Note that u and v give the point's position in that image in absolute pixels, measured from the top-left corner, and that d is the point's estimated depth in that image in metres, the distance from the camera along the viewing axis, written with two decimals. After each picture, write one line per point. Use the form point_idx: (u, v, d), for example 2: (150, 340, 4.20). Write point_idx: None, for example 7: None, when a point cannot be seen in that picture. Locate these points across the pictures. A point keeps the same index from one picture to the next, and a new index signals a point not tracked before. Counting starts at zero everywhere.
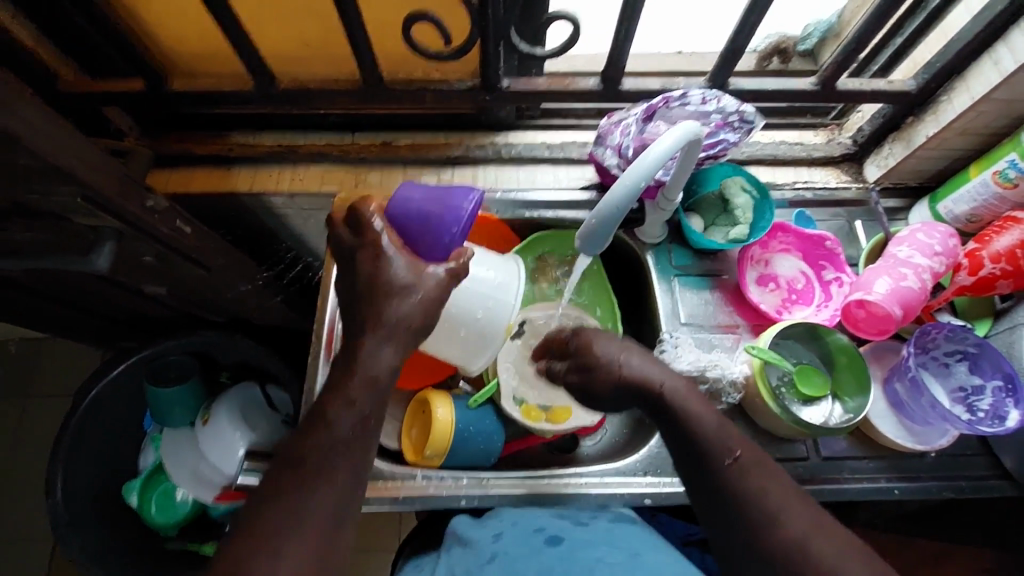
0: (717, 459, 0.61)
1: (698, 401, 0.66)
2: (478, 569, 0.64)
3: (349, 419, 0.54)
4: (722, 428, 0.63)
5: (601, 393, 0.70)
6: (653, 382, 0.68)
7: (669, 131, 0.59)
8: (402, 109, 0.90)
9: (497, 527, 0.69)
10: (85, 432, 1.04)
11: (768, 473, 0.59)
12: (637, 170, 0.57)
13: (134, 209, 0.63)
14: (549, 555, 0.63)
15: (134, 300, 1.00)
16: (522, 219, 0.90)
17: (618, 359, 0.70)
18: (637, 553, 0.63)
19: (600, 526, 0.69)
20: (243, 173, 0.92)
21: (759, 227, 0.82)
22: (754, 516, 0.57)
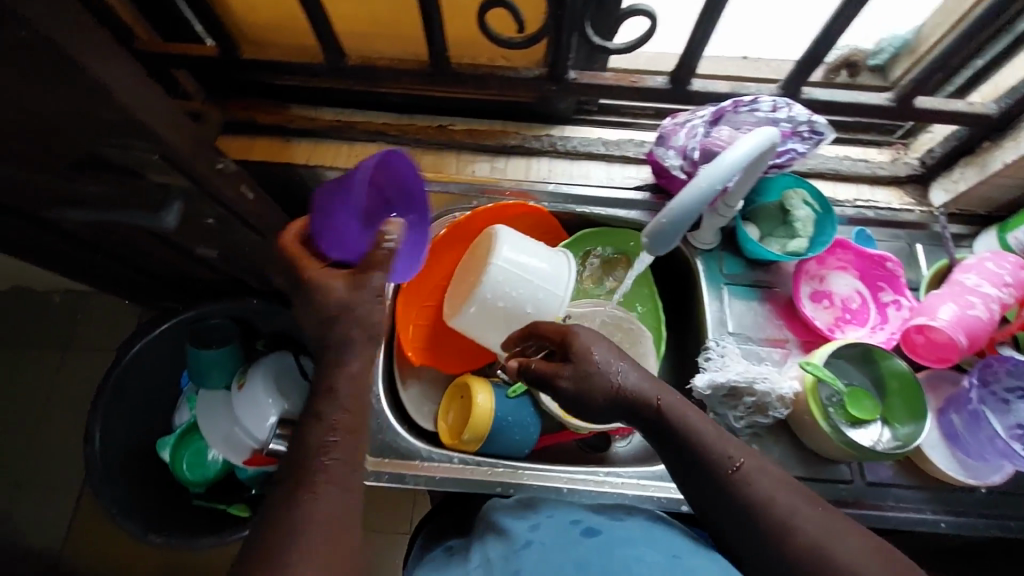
0: (721, 465, 0.58)
1: (692, 413, 0.62)
2: (514, 554, 0.60)
3: (334, 417, 0.53)
4: (720, 435, 0.60)
5: (593, 405, 0.64)
6: (648, 401, 0.63)
7: (745, 137, 0.59)
8: (463, 93, 0.90)
9: (532, 519, 0.66)
10: (126, 385, 1.07)
11: (772, 477, 0.57)
12: (712, 173, 0.57)
13: (204, 171, 0.64)
14: (584, 545, 0.59)
15: (184, 262, 1.03)
16: (573, 213, 0.90)
17: (614, 372, 0.64)
18: (677, 556, 0.58)
19: (635, 526, 0.65)
20: (302, 146, 0.93)
21: (819, 241, 0.80)
22: (769, 523, 0.54)
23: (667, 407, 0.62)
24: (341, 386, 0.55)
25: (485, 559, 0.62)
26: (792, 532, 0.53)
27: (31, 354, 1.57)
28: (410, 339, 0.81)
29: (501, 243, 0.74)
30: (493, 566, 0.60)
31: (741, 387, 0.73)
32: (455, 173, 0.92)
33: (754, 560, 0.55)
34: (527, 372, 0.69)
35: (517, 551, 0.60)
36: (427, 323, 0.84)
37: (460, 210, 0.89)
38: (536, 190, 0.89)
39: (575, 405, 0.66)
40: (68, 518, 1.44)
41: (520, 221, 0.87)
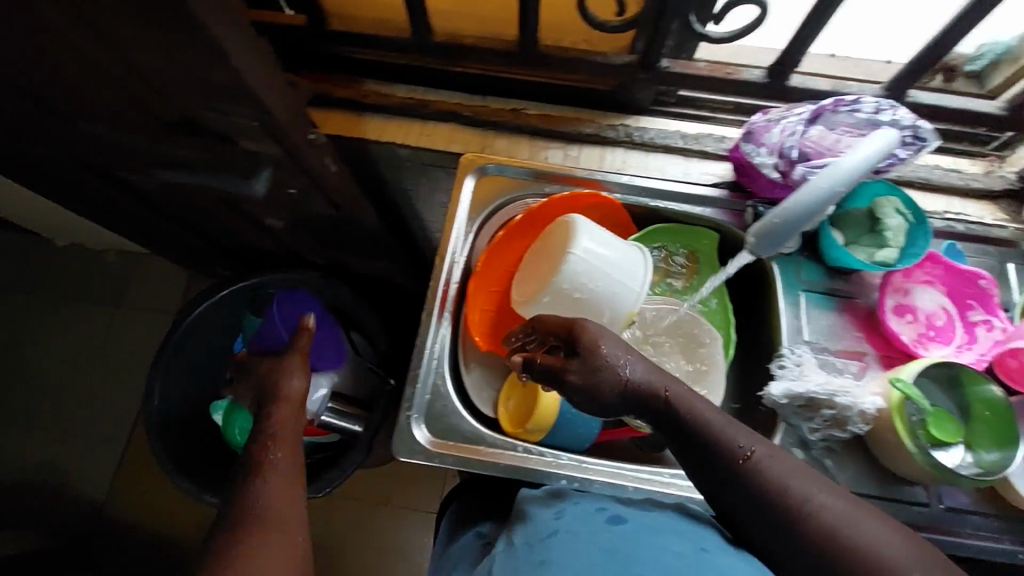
0: (732, 451, 0.57)
1: (701, 402, 0.61)
2: (539, 543, 0.59)
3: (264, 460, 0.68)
4: (731, 424, 0.59)
5: (603, 401, 0.62)
6: (656, 395, 0.61)
7: (872, 137, 0.65)
8: (541, 77, 0.88)
9: (558, 506, 0.66)
10: (184, 347, 1.10)
11: (783, 460, 0.56)
12: (839, 174, 0.65)
13: (297, 141, 0.64)
14: (610, 534, 0.58)
15: (247, 231, 1.04)
16: (646, 207, 0.88)
17: (622, 369, 0.62)
18: (706, 549, 0.56)
19: (664, 518, 0.63)
20: (375, 122, 0.91)
21: (909, 253, 0.77)
22: (790, 514, 0.52)
23: (675, 398, 0.61)
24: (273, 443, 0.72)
25: (516, 543, 0.61)
26: (812, 520, 0.51)
27: (84, 310, 1.62)
28: (476, 324, 0.81)
29: (578, 234, 0.72)
30: (521, 553, 0.59)
31: (820, 399, 0.72)
32: (527, 159, 0.91)
33: (781, 550, 0.53)
34: (533, 365, 0.68)
35: (544, 540, 0.59)
36: (492, 309, 0.83)
37: (532, 196, 0.88)
38: (609, 180, 0.87)
39: (586, 402, 0.63)
40: (112, 471, 1.48)
41: (593, 210, 0.86)
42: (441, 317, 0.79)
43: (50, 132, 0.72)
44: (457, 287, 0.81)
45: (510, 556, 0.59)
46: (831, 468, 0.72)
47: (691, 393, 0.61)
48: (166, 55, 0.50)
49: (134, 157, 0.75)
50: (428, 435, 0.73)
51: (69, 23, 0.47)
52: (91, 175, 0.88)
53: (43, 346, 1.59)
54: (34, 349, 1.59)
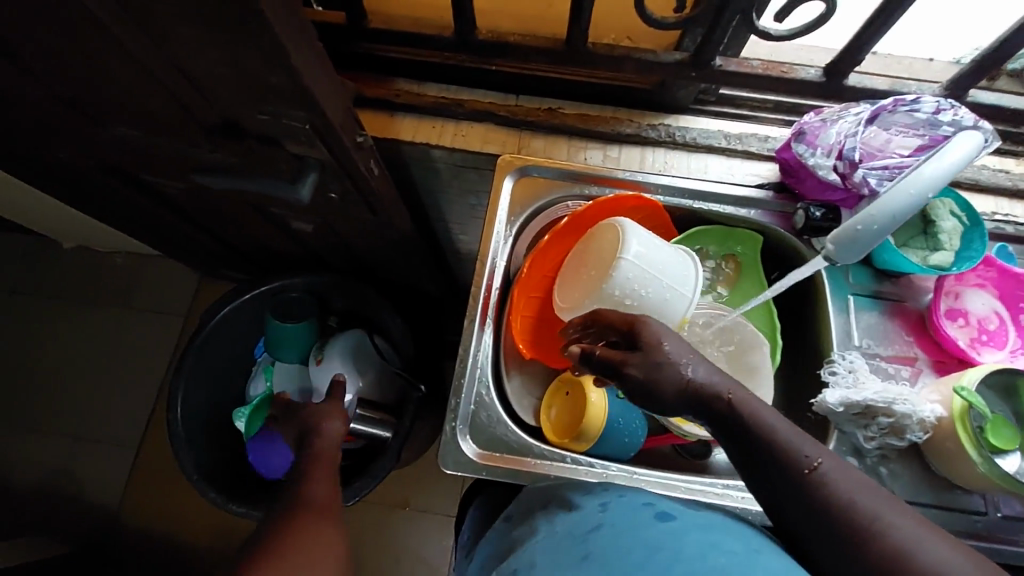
0: (797, 461, 0.53)
1: (766, 408, 0.57)
2: (581, 536, 0.58)
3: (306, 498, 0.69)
4: (797, 432, 0.55)
5: (661, 401, 0.59)
6: (717, 398, 0.57)
7: (958, 141, 0.60)
8: (580, 76, 0.86)
9: (602, 497, 0.64)
10: (206, 352, 1.06)
11: (852, 476, 0.53)
12: (922, 180, 0.60)
13: (345, 144, 0.62)
14: (656, 531, 0.56)
15: (271, 235, 1.01)
16: (689, 208, 0.86)
17: (686, 369, 0.58)
18: (758, 550, 0.54)
19: (713, 517, 0.61)
20: (407, 122, 0.89)
21: (964, 256, 0.75)
22: (853, 531, 0.50)
23: (739, 402, 0.57)
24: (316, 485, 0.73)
25: (557, 532, 0.60)
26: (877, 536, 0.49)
27: (93, 314, 1.58)
28: (519, 331, 0.79)
29: (628, 238, 0.70)
30: (564, 544, 0.57)
31: (877, 406, 0.69)
32: (565, 160, 0.88)
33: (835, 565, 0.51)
34: (590, 358, 0.63)
35: (589, 533, 0.57)
36: (532, 314, 0.80)
37: (572, 198, 0.86)
38: (651, 181, 0.85)
39: (646, 403, 0.60)
40: (122, 479, 1.45)
41: (635, 212, 0.84)
42: (484, 324, 0.77)
43: (79, 135, 0.69)
44: (498, 292, 0.79)
45: (552, 545, 0.58)
46: (887, 476, 0.71)
47: (754, 399, 0.57)
48: (221, 56, 0.48)
49: (167, 160, 0.72)
50: (474, 447, 0.71)
51: (122, 23, 0.44)
52: (115, 179, 0.84)
53: (53, 350, 1.56)
54: (44, 354, 1.55)
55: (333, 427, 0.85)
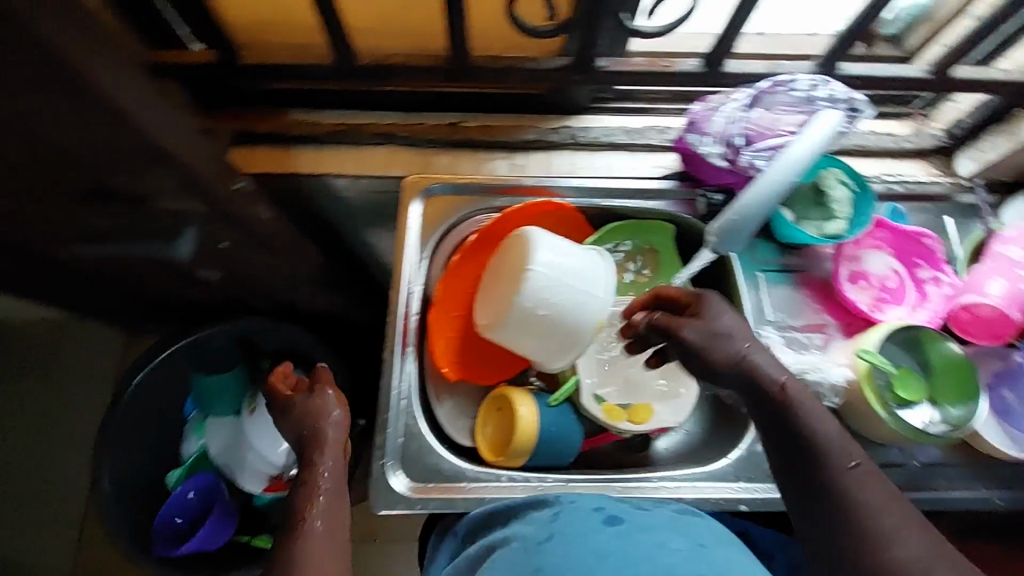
0: (848, 472, 0.50)
1: (822, 412, 0.54)
2: (533, 548, 0.56)
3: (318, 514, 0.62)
4: (847, 437, 0.52)
5: (711, 366, 0.61)
6: (772, 378, 0.57)
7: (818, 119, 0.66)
8: (475, 88, 0.85)
9: (554, 508, 0.63)
10: (129, 421, 1.02)
11: (888, 486, 0.48)
12: (788, 164, 0.66)
13: (222, 192, 0.58)
14: (605, 535, 0.56)
15: (182, 287, 0.96)
16: (598, 208, 0.85)
17: (745, 352, 0.60)
18: (702, 544, 0.55)
19: (662, 514, 0.62)
20: (306, 153, 0.87)
21: (857, 221, 0.78)
22: (866, 542, 0.45)
23: (791, 388, 0.56)
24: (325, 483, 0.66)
25: (509, 550, 0.58)
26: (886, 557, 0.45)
27: None
28: (444, 354, 0.78)
29: (536, 248, 0.70)
30: (517, 559, 0.56)
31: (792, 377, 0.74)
32: (473, 174, 0.87)
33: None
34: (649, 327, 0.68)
35: (542, 545, 0.56)
36: (456, 335, 0.80)
37: (483, 212, 0.85)
38: (560, 185, 0.85)
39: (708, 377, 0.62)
40: None
41: (546, 219, 0.84)
42: (405, 352, 0.76)
43: None
44: (418, 318, 0.77)
45: (506, 562, 0.56)
46: None
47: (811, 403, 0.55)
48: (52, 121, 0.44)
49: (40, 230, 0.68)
50: (407, 482, 0.70)
51: None
52: None
53: None
54: None
55: (334, 433, 0.72)
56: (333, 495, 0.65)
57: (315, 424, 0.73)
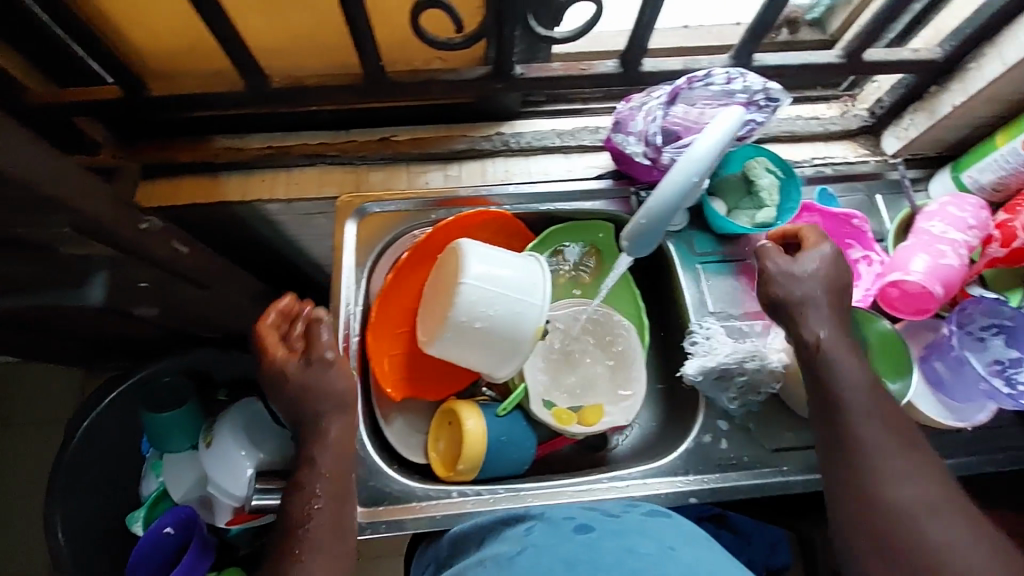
0: (850, 405, 0.64)
1: (850, 356, 0.66)
2: (506, 564, 0.56)
3: (314, 490, 0.66)
4: (859, 370, 0.66)
5: (776, 306, 0.71)
6: (812, 329, 0.68)
7: (721, 115, 0.60)
8: (401, 103, 0.84)
9: (526, 523, 0.64)
10: (80, 466, 1.01)
11: (901, 436, 0.63)
12: (689, 164, 0.60)
13: (128, 234, 0.57)
14: (576, 544, 0.57)
15: (122, 325, 0.94)
16: (536, 212, 0.86)
17: (811, 301, 0.69)
18: (672, 547, 0.57)
19: (635, 519, 0.63)
20: (233, 181, 0.84)
21: (786, 208, 0.80)
22: (868, 474, 0.61)
23: (827, 343, 0.67)
24: (323, 459, 0.68)
25: (482, 563, 0.59)
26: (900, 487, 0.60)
27: None
28: (388, 374, 0.77)
29: (467, 260, 0.70)
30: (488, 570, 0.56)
31: (733, 368, 0.73)
32: (407, 188, 0.87)
33: (835, 502, 0.64)
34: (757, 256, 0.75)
35: (512, 558, 0.57)
36: (402, 352, 0.79)
37: (420, 226, 0.84)
38: (495, 193, 0.84)
39: (781, 316, 0.71)
40: None
41: (485, 227, 0.83)
42: None
43: None
44: (359, 340, 0.76)
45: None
46: (755, 430, 0.75)
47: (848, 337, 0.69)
48: None
49: None
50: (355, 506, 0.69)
51: None
52: None
53: None
54: None
55: (337, 422, 0.69)
56: (328, 500, 0.66)
57: (322, 401, 0.69)
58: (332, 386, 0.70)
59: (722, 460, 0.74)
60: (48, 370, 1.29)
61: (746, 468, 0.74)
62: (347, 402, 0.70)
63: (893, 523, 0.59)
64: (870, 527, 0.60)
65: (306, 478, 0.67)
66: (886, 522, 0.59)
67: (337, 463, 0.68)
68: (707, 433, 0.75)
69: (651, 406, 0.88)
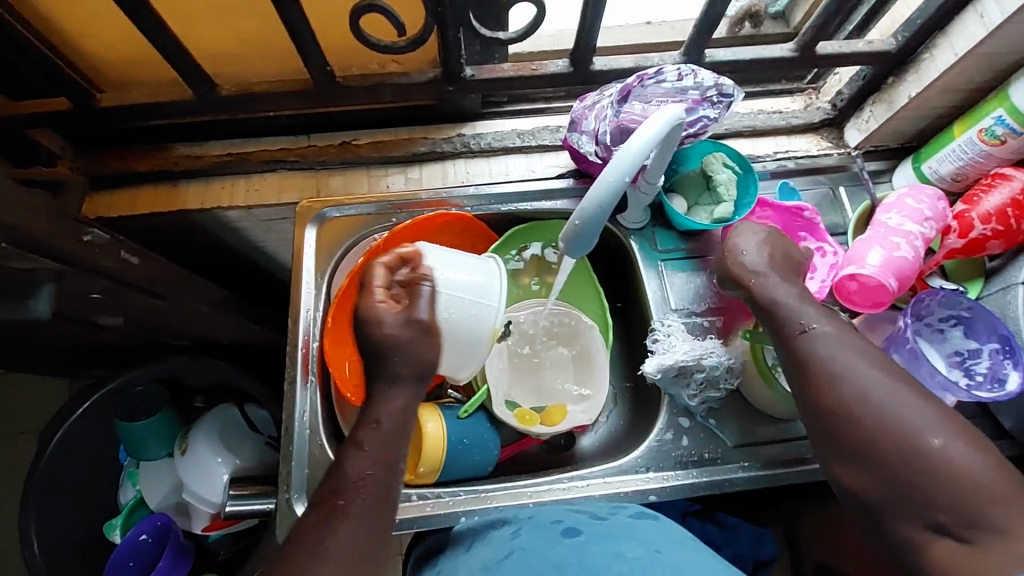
0: (790, 321, 0.64)
1: (788, 290, 0.67)
2: (494, 566, 0.57)
3: (376, 453, 0.63)
4: (796, 295, 0.66)
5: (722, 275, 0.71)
6: (747, 275, 0.68)
7: (655, 112, 0.56)
8: (360, 107, 0.84)
9: (514, 525, 0.64)
10: (55, 477, 1.01)
11: (849, 344, 0.62)
12: (619, 164, 0.55)
13: (69, 245, 0.58)
14: (564, 547, 0.57)
15: (91, 335, 0.95)
16: (498, 212, 0.85)
17: (740, 254, 0.69)
18: (659, 550, 0.57)
19: (623, 522, 0.63)
20: (193, 189, 0.85)
21: (743, 204, 0.80)
22: (817, 381, 0.61)
23: (759, 284, 0.67)
24: (386, 420, 0.65)
25: (473, 569, 0.59)
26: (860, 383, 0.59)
27: None
28: (348, 379, 0.76)
29: (422, 264, 0.69)
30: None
31: (689, 364, 0.73)
32: (368, 192, 0.86)
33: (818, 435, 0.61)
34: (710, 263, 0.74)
35: (500, 562, 0.57)
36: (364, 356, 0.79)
37: (381, 229, 0.83)
38: (455, 195, 0.84)
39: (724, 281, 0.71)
40: None
41: (446, 230, 0.82)
42: (306, 381, 0.75)
43: None
44: (318, 346, 0.76)
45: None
46: (716, 427, 0.75)
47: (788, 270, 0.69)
48: None
49: None
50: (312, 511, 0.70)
51: None
52: None
53: None
54: None
55: (406, 389, 0.67)
56: (384, 466, 0.63)
57: (407, 364, 0.67)
58: (417, 352, 0.67)
59: (683, 458, 0.74)
60: (29, 382, 1.29)
61: (706, 465, 0.73)
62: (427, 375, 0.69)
63: (872, 437, 0.57)
64: (836, 433, 0.59)
65: (362, 434, 0.64)
66: (872, 440, 0.57)
67: (398, 426, 0.65)
68: (668, 431, 0.75)
69: (619, 404, 0.87)
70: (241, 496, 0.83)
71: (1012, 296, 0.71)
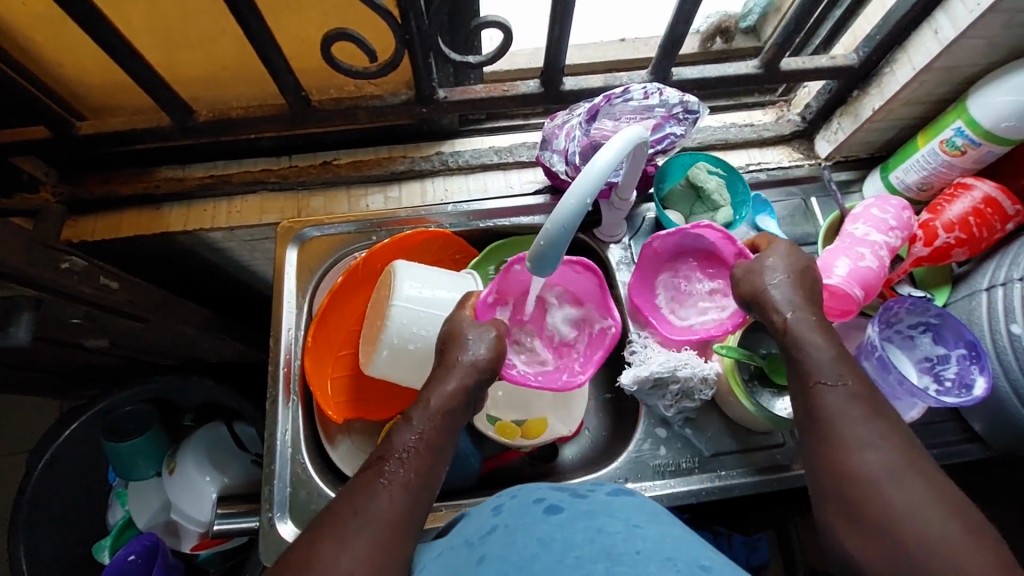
0: (840, 417, 0.56)
1: (820, 340, 0.60)
2: (478, 543, 0.52)
3: (423, 426, 0.59)
4: (853, 405, 0.57)
5: (746, 301, 0.67)
6: (778, 312, 0.63)
7: (615, 133, 0.56)
8: (339, 128, 0.85)
9: (497, 500, 0.58)
10: (45, 500, 1.01)
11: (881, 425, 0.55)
12: (581, 186, 0.53)
13: (46, 274, 0.60)
14: (547, 524, 0.51)
15: (77, 357, 0.96)
16: (479, 229, 0.86)
17: (775, 286, 0.64)
18: (638, 525, 0.51)
19: (602, 499, 0.57)
20: (174, 212, 0.86)
21: (738, 203, 0.82)
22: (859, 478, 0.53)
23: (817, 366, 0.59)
24: (437, 400, 0.60)
25: (452, 547, 0.54)
26: (907, 524, 0.50)
27: None
28: (330, 398, 0.77)
29: (401, 281, 0.71)
30: (457, 555, 0.52)
31: (665, 377, 0.72)
32: (349, 212, 0.88)
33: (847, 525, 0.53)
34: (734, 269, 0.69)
35: (482, 538, 0.52)
36: (346, 374, 0.80)
37: (361, 248, 0.85)
38: (435, 212, 0.85)
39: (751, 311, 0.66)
40: None
41: (424, 247, 0.82)
42: (288, 401, 0.76)
43: None
44: (300, 365, 0.77)
45: (444, 558, 0.52)
46: (692, 436, 0.76)
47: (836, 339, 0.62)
48: None
49: None
50: (293, 528, 0.71)
51: None
52: None
53: None
54: None
55: (457, 376, 0.62)
56: (430, 447, 0.58)
57: (466, 351, 0.63)
58: (468, 347, 0.63)
59: (660, 468, 0.75)
60: (19, 403, 1.30)
61: (684, 474, 0.75)
62: (485, 376, 0.63)
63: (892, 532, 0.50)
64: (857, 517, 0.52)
65: (413, 409, 0.60)
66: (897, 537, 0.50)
67: (448, 408, 0.60)
68: (647, 441, 0.76)
69: (599, 414, 0.87)
70: (227, 515, 0.83)
71: (976, 302, 0.73)
